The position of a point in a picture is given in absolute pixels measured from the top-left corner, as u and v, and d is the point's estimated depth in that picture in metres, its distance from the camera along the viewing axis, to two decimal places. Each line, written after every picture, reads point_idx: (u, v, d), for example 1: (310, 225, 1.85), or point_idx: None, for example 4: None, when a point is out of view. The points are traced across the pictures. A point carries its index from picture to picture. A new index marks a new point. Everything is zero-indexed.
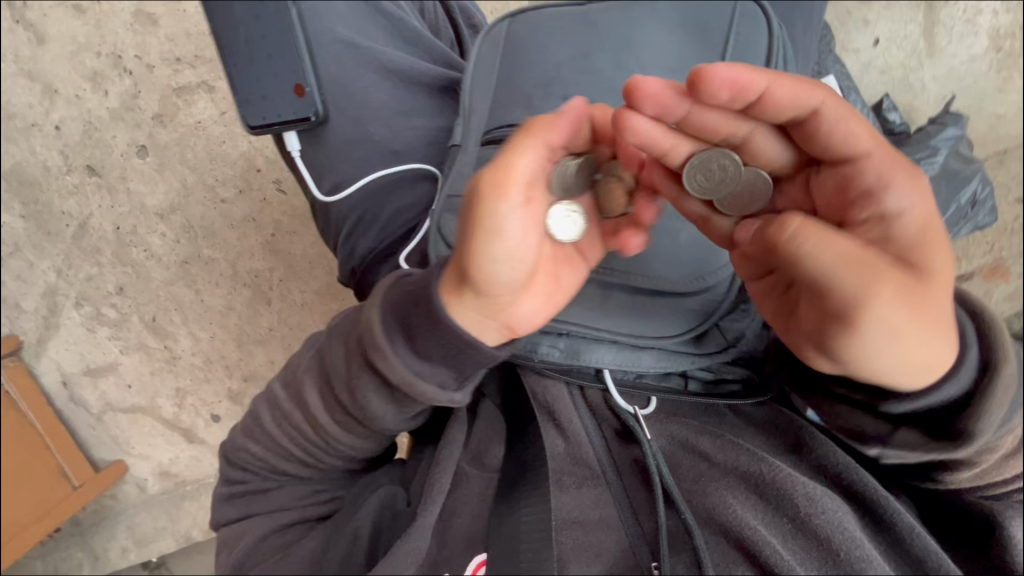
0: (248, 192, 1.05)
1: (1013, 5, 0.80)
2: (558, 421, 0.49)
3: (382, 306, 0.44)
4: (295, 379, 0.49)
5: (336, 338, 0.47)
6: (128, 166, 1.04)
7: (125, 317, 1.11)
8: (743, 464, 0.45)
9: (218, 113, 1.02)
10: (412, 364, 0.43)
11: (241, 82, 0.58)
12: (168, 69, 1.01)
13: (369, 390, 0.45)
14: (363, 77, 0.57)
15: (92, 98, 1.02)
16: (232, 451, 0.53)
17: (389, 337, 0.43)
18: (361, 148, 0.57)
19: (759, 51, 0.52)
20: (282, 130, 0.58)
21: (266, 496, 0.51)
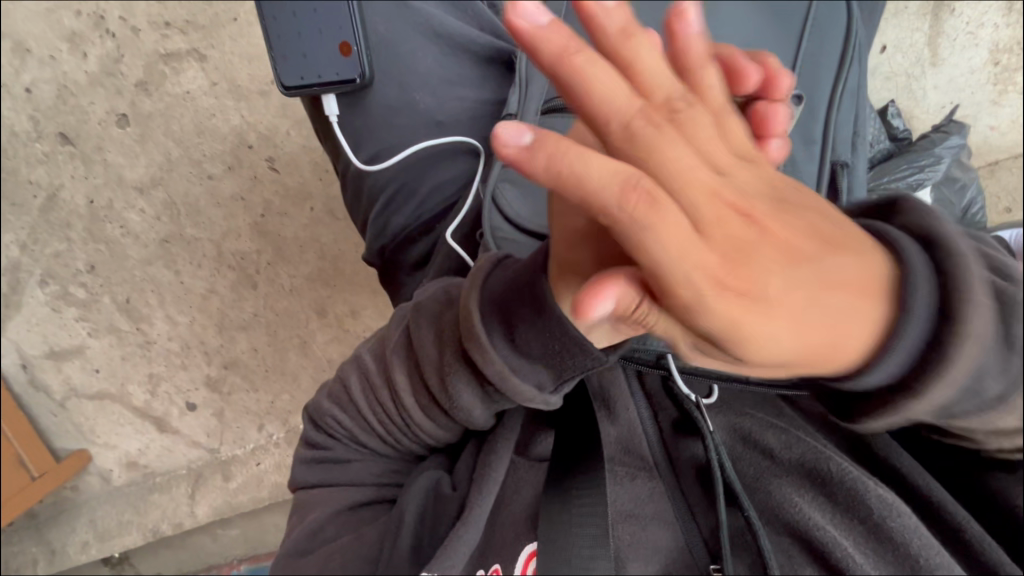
0: (238, 169, 0.99)
1: (1012, 21, 0.83)
2: (608, 402, 0.44)
3: (485, 288, 0.39)
4: (386, 346, 0.45)
5: (430, 316, 0.42)
6: (106, 136, 0.98)
7: (96, 297, 1.04)
8: (809, 461, 0.40)
9: (208, 84, 0.96)
10: (510, 359, 0.37)
11: (280, 41, 0.55)
12: (155, 34, 0.95)
13: (460, 381, 0.40)
14: (412, 41, 0.55)
15: (69, 61, 0.95)
16: (318, 412, 0.49)
17: (486, 323, 0.38)
18: (405, 116, 0.54)
19: (837, 32, 0.54)
20: (322, 92, 0.55)
21: (342, 469, 0.47)
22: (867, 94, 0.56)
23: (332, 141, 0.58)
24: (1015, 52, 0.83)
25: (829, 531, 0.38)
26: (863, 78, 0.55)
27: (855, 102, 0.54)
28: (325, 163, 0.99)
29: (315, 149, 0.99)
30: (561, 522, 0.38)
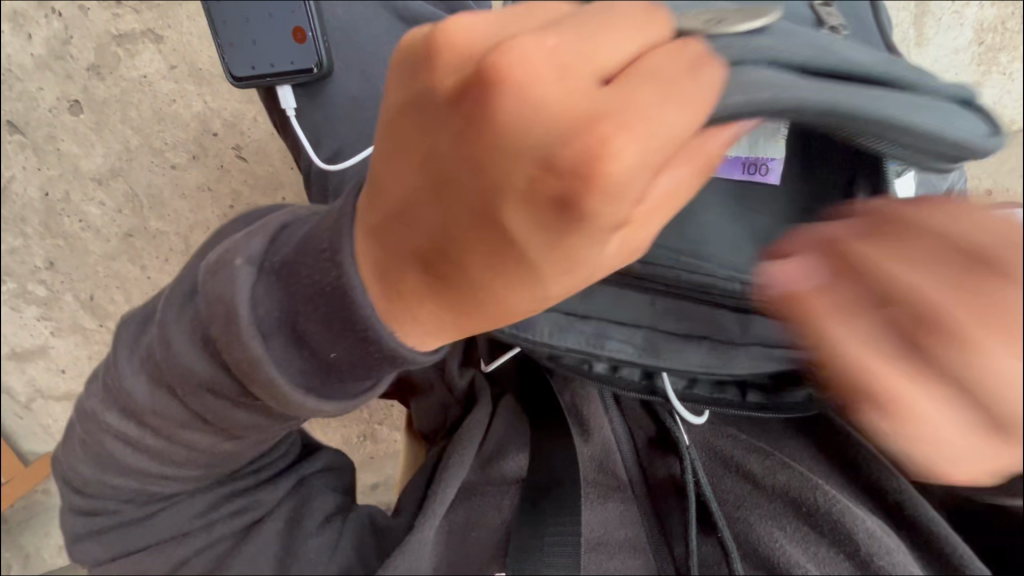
0: (203, 159, 0.94)
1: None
2: (585, 423, 0.47)
3: (255, 305, 0.33)
4: (122, 387, 0.38)
5: (179, 331, 0.35)
6: (58, 124, 0.91)
7: (58, 295, 0.99)
8: (793, 492, 0.44)
9: (167, 68, 0.90)
10: (296, 376, 0.34)
11: (224, 24, 0.50)
12: (106, 13, 0.88)
13: (219, 400, 0.36)
14: (375, 24, 0.52)
15: (13, 42, 0.88)
16: (85, 483, 0.41)
17: (264, 342, 0.33)
18: (368, 106, 0.51)
19: None
20: (274, 84, 0.51)
21: (144, 526, 0.40)
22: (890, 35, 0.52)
23: (289, 134, 0.54)
24: (999, 32, 0.82)
25: (797, 561, 0.42)
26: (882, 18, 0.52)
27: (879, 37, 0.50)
28: None
29: None
30: (532, 535, 0.40)
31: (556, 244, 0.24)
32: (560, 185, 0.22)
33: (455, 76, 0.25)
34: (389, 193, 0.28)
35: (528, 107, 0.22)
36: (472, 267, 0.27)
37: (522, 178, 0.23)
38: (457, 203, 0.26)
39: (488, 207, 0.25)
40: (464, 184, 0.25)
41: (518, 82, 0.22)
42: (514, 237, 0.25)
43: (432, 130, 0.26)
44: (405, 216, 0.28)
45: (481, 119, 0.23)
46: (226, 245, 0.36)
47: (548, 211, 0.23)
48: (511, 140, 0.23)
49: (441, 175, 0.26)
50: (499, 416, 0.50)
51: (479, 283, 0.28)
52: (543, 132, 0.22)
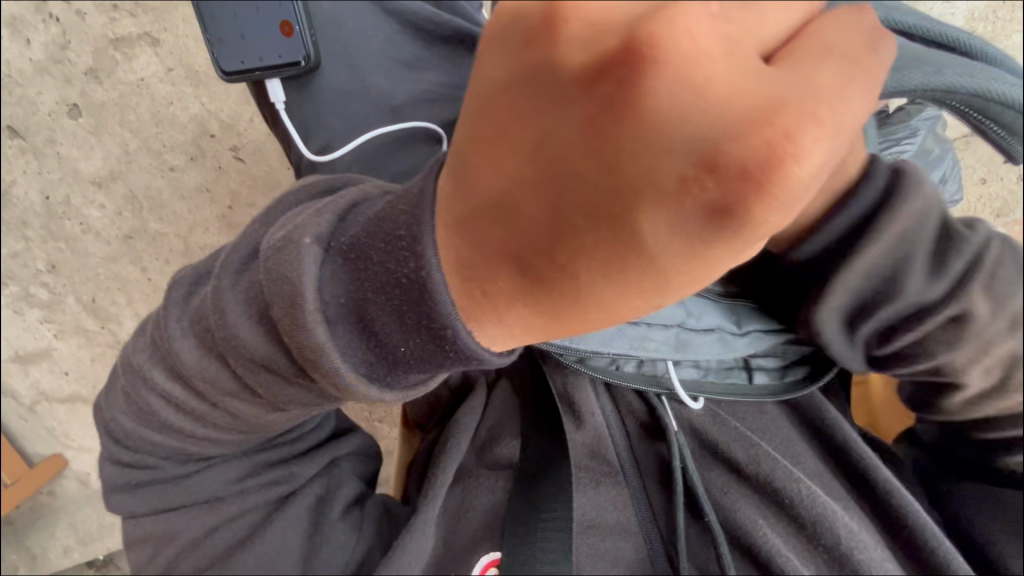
0: (201, 160, 0.95)
1: None
2: (575, 410, 0.47)
3: (321, 290, 0.31)
4: (170, 345, 0.35)
5: (234, 299, 0.33)
6: (57, 128, 0.92)
7: (60, 298, 1.00)
8: (774, 482, 0.44)
9: (164, 70, 0.91)
10: (360, 366, 0.31)
11: (212, 19, 0.50)
12: (103, 17, 0.89)
13: (275, 379, 0.33)
14: (361, 20, 0.53)
15: (12, 48, 0.89)
16: (126, 434, 0.39)
17: (329, 329, 0.31)
18: (356, 101, 0.52)
19: None
20: (265, 76, 0.51)
21: (184, 486, 0.39)
22: None
23: (280, 131, 0.55)
24: (992, 20, 0.82)
25: (782, 549, 0.43)
26: None
27: None
28: None
29: None
30: (524, 524, 0.41)
31: (696, 248, 0.22)
32: (721, 184, 0.20)
33: (591, 61, 0.23)
34: (487, 181, 0.25)
35: (698, 96, 0.21)
36: (585, 270, 0.24)
37: (672, 174, 0.21)
38: (580, 199, 0.23)
39: (624, 203, 0.22)
40: (592, 177, 0.22)
41: (677, 72, 0.21)
42: (644, 237, 0.22)
43: (553, 114, 0.23)
44: (504, 209, 0.25)
45: (628, 109, 0.22)
46: (295, 220, 0.33)
47: (697, 208, 0.21)
48: (663, 132, 0.21)
49: (561, 166, 0.23)
50: (493, 405, 0.51)
51: (588, 290, 0.24)
52: (705, 123, 0.20)
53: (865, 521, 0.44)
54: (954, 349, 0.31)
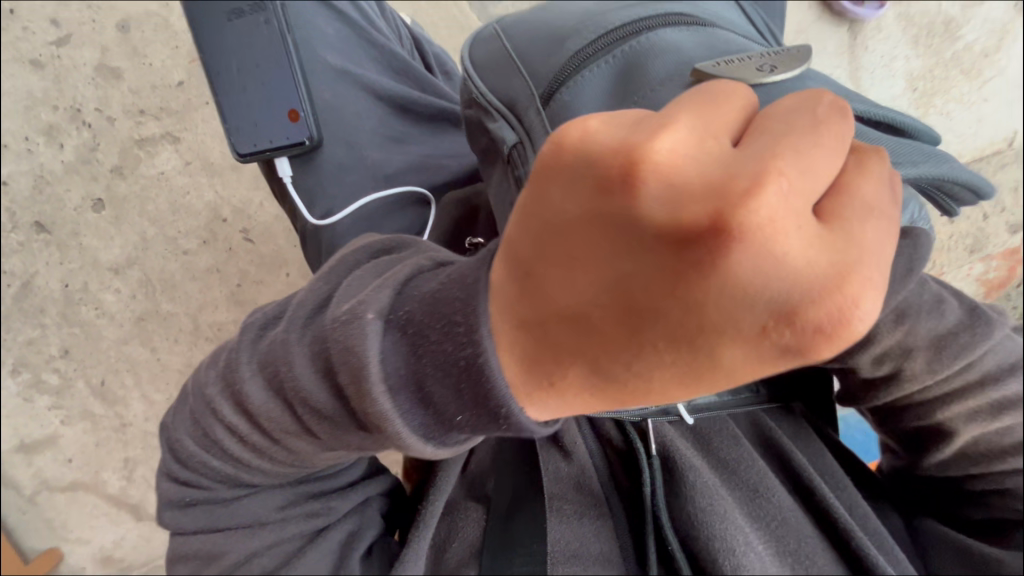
0: (212, 243, 1.01)
1: (921, 50, 0.85)
2: (560, 442, 0.45)
3: (384, 362, 0.30)
4: (237, 381, 0.35)
5: (301, 350, 0.32)
6: (81, 221, 0.99)
7: (69, 382, 1.04)
8: (724, 529, 0.40)
9: (182, 163, 0.98)
10: (418, 429, 0.31)
11: (231, 111, 0.57)
12: (131, 121, 0.96)
13: (335, 428, 0.33)
14: (357, 102, 0.58)
15: (45, 152, 0.96)
16: (186, 455, 0.39)
17: (391, 397, 0.30)
18: (355, 173, 0.57)
19: None
20: (274, 156, 0.56)
21: (232, 509, 0.39)
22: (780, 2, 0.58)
23: (287, 201, 0.59)
24: (929, 80, 0.86)
25: None
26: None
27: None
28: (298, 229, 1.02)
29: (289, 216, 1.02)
30: (502, 557, 0.40)
31: (766, 372, 0.23)
32: (798, 340, 0.21)
33: (672, 216, 0.21)
34: (558, 297, 0.25)
35: (778, 263, 0.21)
36: (654, 385, 0.25)
37: (752, 327, 0.21)
38: (663, 333, 0.23)
39: (707, 342, 0.22)
40: (667, 324, 0.23)
41: (762, 242, 0.20)
42: (721, 363, 0.23)
43: (627, 260, 0.23)
44: (578, 327, 0.25)
45: (715, 267, 0.21)
46: (352, 293, 0.32)
47: (774, 350, 0.22)
48: (743, 292, 0.21)
49: (642, 307, 0.23)
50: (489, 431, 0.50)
51: (657, 394, 0.25)
52: (785, 288, 0.21)
53: (824, 560, 0.41)
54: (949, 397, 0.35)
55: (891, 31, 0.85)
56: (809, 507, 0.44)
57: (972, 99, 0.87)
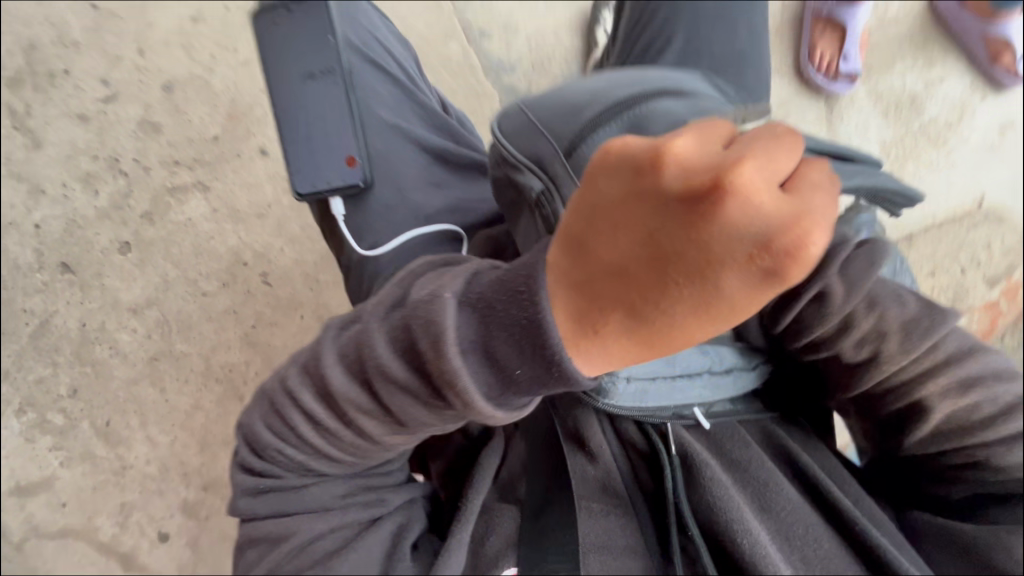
0: (231, 285, 1.05)
1: (894, 120, 0.94)
2: (584, 446, 0.47)
3: (457, 331, 0.33)
4: (317, 368, 0.38)
5: (380, 330, 0.35)
6: (107, 262, 1.03)
7: (74, 423, 1.04)
8: (741, 521, 0.43)
9: (210, 211, 1.04)
10: (484, 389, 0.33)
11: (294, 155, 0.62)
12: (165, 171, 1.03)
13: (409, 401, 0.36)
14: (405, 152, 0.62)
15: (80, 198, 1.02)
16: (261, 444, 0.42)
17: (462, 359, 0.33)
18: (399, 211, 0.61)
19: (745, 41, 0.67)
20: (330, 196, 0.61)
21: (301, 496, 0.42)
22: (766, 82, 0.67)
23: (335, 236, 0.64)
24: (901, 146, 0.95)
25: None
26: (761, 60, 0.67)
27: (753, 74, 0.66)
28: (314, 274, 1.06)
29: (307, 261, 1.06)
30: (535, 549, 0.42)
31: (764, 297, 0.26)
32: (777, 263, 0.24)
33: (684, 178, 0.26)
34: (595, 256, 0.29)
35: (756, 201, 0.24)
36: (677, 322, 0.28)
37: (740, 255, 0.25)
38: (678, 271, 0.26)
39: (706, 275, 0.26)
40: (676, 262, 0.26)
41: (747, 187, 0.24)
42: (725, 292, 0.26)
43: (644, 218, 0.27)
44: (611, 280, 0.28)
45: (709, 213, 0.25)
46: (428, 278, 0.35)
47: (761, 273, 0.25)
48: (732, 228, 0.25)
49: (657, 251, 0.27)
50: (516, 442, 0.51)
51: (680, 333, 0.28)
52: (764, 220, 0.24)
53: (832, 550, 0.45)
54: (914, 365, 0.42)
55: (864, 103, 0.94)
56: (814, 502, 0.48)
57: (940, 165, 0.96)
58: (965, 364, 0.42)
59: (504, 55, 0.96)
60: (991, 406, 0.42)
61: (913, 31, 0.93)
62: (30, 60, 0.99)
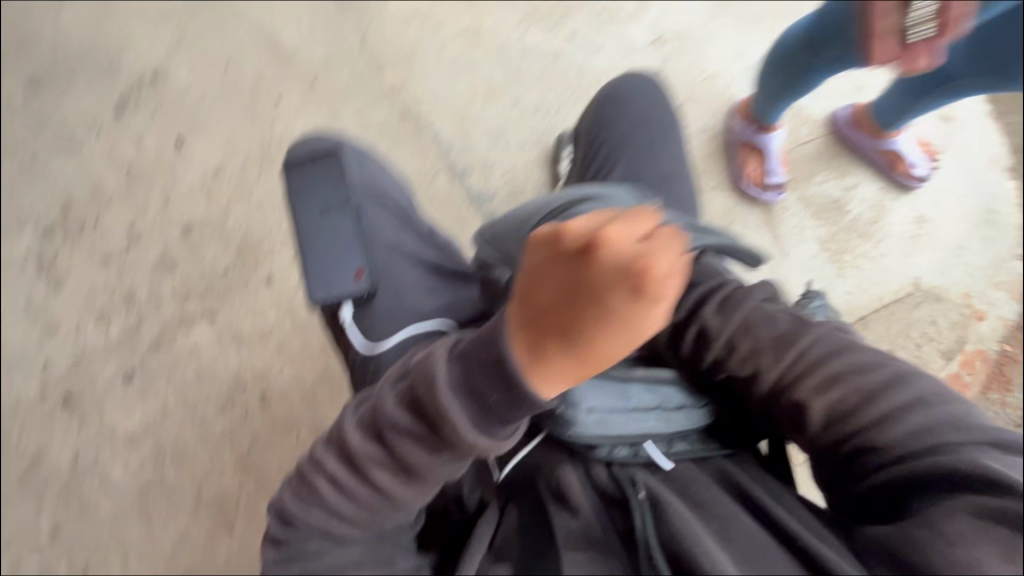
0: (230, 408, 1.08)
1: (824, 222, 1.10)
2: (566, 501, 0.49)
3: (447, 376, 0.39)
4: (340, 433, 0.45)
5: (389, 389, 0.42)
6: (108, 393, 1.07)
7: (50, 569, 1.00)
8: (699, 544, 0.41)
9: (215, 337, 1.09)
10: (475, 421, 0.39)
11: (309, 271, 0.71)
12: (176, 303, 1.10)
13: (415, 445, 0.41)
14: (406, 266, 0.72)
15: (92, 333, 1.09)
16: (287, 515, 0.47)
17: (453, 397, 0.39)
18: (400, 315, 0.69)
19: (677, 166, 0.82)
20: (339, 304, 0.69)
21: (321, 560, 0.46)
22: (693, 197, 0.81)
23: (343, 339, 0.71)
24: (835, 242, 1.09)
25: None
26: (689, 181, 0.82)
27: (684, 191, 0.80)
28: (313, 391, 1.08)
29: (306, 380, 1.09)
30: None
31: (651, 311, 0.31)
32: (640, 283, 0.30)
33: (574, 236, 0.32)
34: (526, 303, 0.35)
35: (612, 245, 0.30)
36: (594, 343, 0.33)
37: (615, 286, 0.30)
38: (584, 302, 0.32)
39: (597, 301, 0.31)
40: (575, 297, 0.32)
41: (610, 237, 0.30)
42: (615, 312, 0.31)
43: (550, 268, 0.33)
44: (539, 319, 0.34)
45: (589, 256, 0.31)
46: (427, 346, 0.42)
47: (632, 296, 0.30)
48: (605, 268, 0.30)
49: (564, 293, 0.32)
50: (508, 511, 0.53)
51: (599, 349, 0.33)
52: (621, 258, 0.30)
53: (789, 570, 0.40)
54: (795, 375, 0.47)
55: (799, 209, 1.10)
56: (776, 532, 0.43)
57: (870, 256, 1.09)
58: (828, 362, 0.46)
59: (483, 187, 1.11)
60: (867, 397, 0.43)
61: (826, 149, 1.11)
62: (66, 215, 1.11)
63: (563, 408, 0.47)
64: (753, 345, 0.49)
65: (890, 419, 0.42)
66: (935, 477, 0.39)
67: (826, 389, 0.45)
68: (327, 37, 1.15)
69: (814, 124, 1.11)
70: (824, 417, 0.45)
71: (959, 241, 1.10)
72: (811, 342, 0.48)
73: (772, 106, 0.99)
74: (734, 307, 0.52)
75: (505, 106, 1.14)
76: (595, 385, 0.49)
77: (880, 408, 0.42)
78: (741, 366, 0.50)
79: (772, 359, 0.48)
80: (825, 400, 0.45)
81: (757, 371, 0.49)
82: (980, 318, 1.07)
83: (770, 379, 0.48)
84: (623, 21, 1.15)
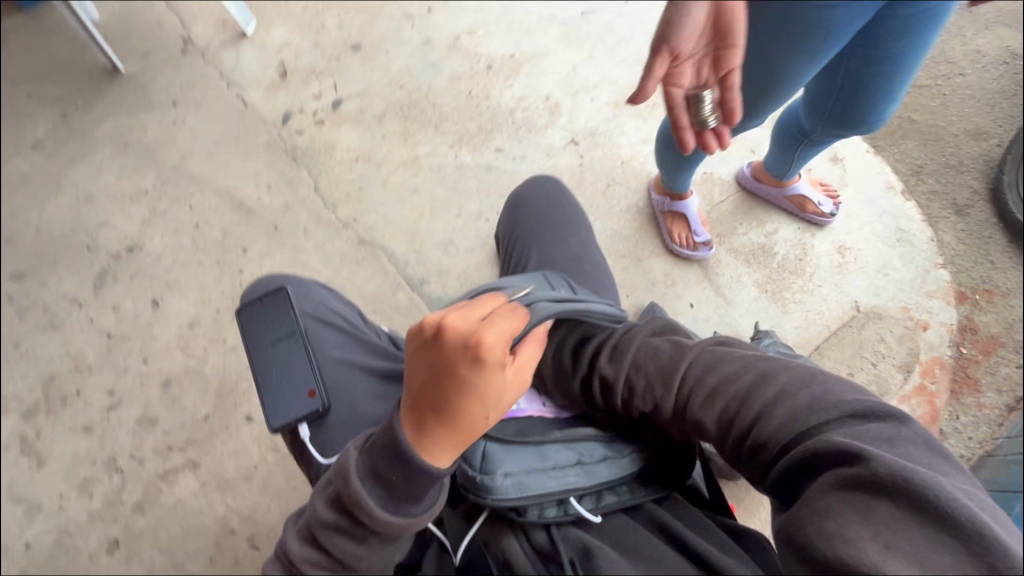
0: (219, 559, 1.06)
1: (755, 266, 1.19)
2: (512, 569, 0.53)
3: (355, 466, 0.48)
4: (286, 541, 0.53)
5: (319, 491, 0.51)
6: (93, 566, 1.06)
7: None
8: None
9: (199, 486, 1.10)
10: (383, 501, 0.47)
11: (267, 399, 0.75)
12: (159, 458, 1.11)
13: (343, 538, 0.49)
14: (357, 378, 0.78)
15: (76, 505, 1.09)
16: None
17: (361, 484, 0.47)
18: (355, 425, 0.74)
19: (589, 250, 0.92)
20: (296, 424, 0.73)
21: None
22: (606, 275, 0.89)
23: (306, 458, 0.74)
24: (771, 283, 1.18)
25: None
26: (599, 260, 0.91)
27: (597, 271, 0.89)
28: None
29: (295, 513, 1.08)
30: None
31: (486, 376, 0.41)
32: (470, 355, 0.40)
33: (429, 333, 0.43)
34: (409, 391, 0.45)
35: (448, 332, 0.42)
36: (456, 411, 0.43)
37: (455, 361, 0.41)
38: (440, 380, 0.42)
39: (448, 376, 0.42)
40: (434, 376, 0.43)
41: (447, 327, 0.42)
42: (462, 382, 0.41)
43: (417, 360, 0.44)
44: (418, 402, 0.44)
45: (436, 343, 0.42)
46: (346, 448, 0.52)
47: (468, 366, 0.41)
48: (447, 350, 0.42)
49: (428, 376, 0.43)
50: None
51: (462, 416, 0.43)
52: (456, 340, 0.41)
53: None
54: (688, 395, 0.54)
55: (732, 260, 1.20)
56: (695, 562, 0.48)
57: (805, 290, 1.17)
58: (708, 376, 0.53)
59: (441, 293, 1.20)
60: (742, 399, 0.50)
61: (740, 204, 1.23)
62: (48, 391, 1.16)
63: (481, 476, 0.54)
64: (648, 378, 0.57)
65: (766, 414, 0.48)
66: (813, 458, 0.43)
67: (709, 400, 0.52)
68: (284, 188, 1.28)
69: (724, 185, 1.25)
70: (716, 424, 0.52)
71: (882, 261, 1.19)
72: (690, 363, 0.55)
73: (677, 180, 1.10)
74: (623, 353, 0.59)
75: (449, 218, 1.26)
76: (510, 453, 0.56)
77: (751, 409, 0.49)
78: (644, 399, 0.57)
79: (666, 386, 0.55)
80: (712, 412, 0.52)
81: (659, 400, 0.56)
82: (925, 328, 1.13)
83: (672, 404, 0.55)
84: (541, 130, 1.32)
